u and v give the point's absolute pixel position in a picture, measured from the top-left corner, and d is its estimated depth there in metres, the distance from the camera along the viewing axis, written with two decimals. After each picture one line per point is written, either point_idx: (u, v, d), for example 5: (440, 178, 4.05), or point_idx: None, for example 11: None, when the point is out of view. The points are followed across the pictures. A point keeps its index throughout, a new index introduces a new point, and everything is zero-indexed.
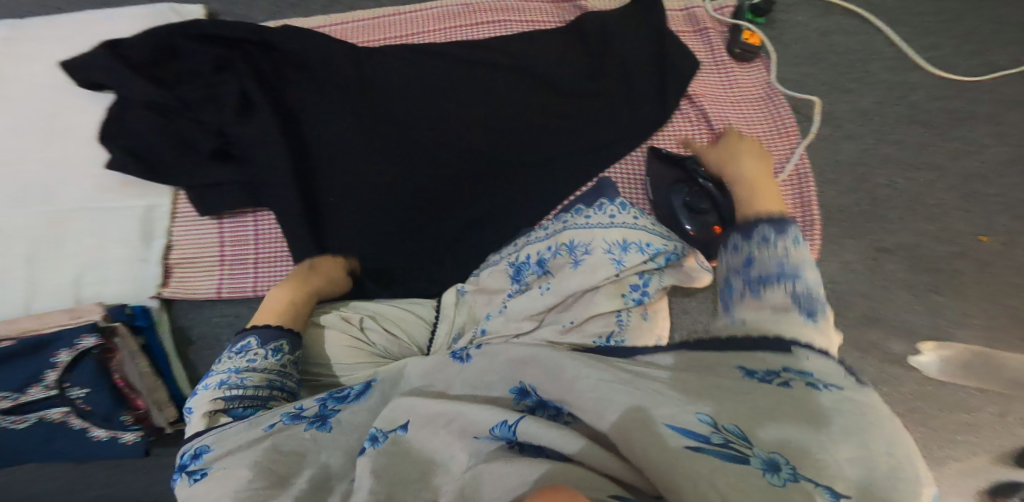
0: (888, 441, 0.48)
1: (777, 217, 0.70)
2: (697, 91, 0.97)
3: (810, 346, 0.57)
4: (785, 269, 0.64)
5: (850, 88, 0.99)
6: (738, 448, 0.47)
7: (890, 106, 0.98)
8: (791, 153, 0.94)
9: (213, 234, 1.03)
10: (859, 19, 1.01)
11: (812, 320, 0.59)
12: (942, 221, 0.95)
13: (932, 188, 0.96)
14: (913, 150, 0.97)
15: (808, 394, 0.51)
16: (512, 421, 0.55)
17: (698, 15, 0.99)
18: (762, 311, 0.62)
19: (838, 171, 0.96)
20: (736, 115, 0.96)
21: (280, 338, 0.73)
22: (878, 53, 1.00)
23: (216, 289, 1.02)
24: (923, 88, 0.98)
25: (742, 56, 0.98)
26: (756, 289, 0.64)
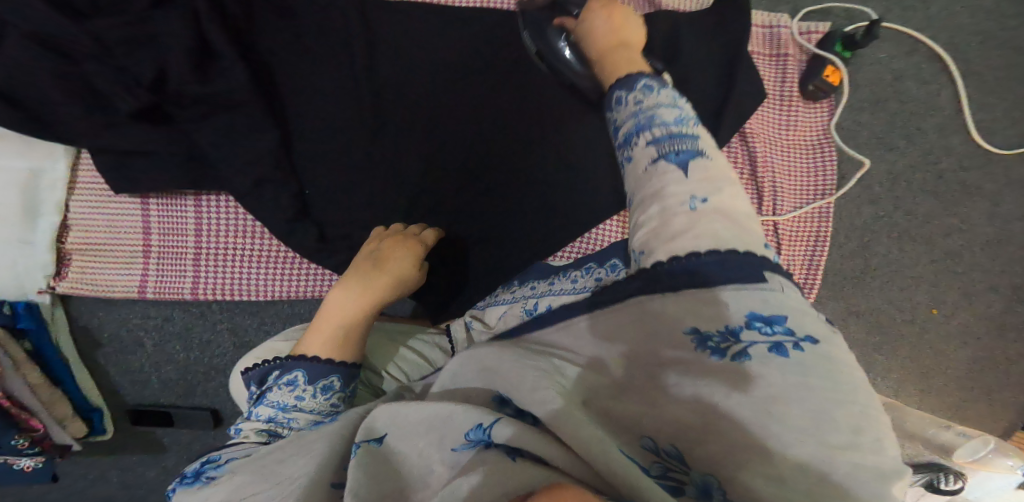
0: (860, 430, 0.43)
1: (632, 76, 0.66)
2: (754, 126, 0.92)
3: (769, 276, 0.50)
4: (648, 114, 0.60)
5: (894, 146, 0.97)
6: (675, 477, 0.44)
7: (919, 171, 0.98)
8: (818, 212, 0.94)
9: (137, 219, 0.82)
10: (939, 64, 0.96)
11: (700, 202, 0.54)
12: (912, 292, 1.00)
13: (917, 260, 0.99)
14: (919, 220, 0.98)
15: (768, 365, 0.46)
16: (488, 425, 0.51)
17: (782, 37, 0.92)
18: (648, 191, 0.56)
19: (849, 234, 0.97)
20: (782, 161, 0.93)
21: (331, 373, 0.72)
22: (939, 109, 0.97)
23: (139, 286, 0.83)
24: (957, 155, 0.98)
25: (813, 94, 0.92)
26: (626, 156, 0.61)
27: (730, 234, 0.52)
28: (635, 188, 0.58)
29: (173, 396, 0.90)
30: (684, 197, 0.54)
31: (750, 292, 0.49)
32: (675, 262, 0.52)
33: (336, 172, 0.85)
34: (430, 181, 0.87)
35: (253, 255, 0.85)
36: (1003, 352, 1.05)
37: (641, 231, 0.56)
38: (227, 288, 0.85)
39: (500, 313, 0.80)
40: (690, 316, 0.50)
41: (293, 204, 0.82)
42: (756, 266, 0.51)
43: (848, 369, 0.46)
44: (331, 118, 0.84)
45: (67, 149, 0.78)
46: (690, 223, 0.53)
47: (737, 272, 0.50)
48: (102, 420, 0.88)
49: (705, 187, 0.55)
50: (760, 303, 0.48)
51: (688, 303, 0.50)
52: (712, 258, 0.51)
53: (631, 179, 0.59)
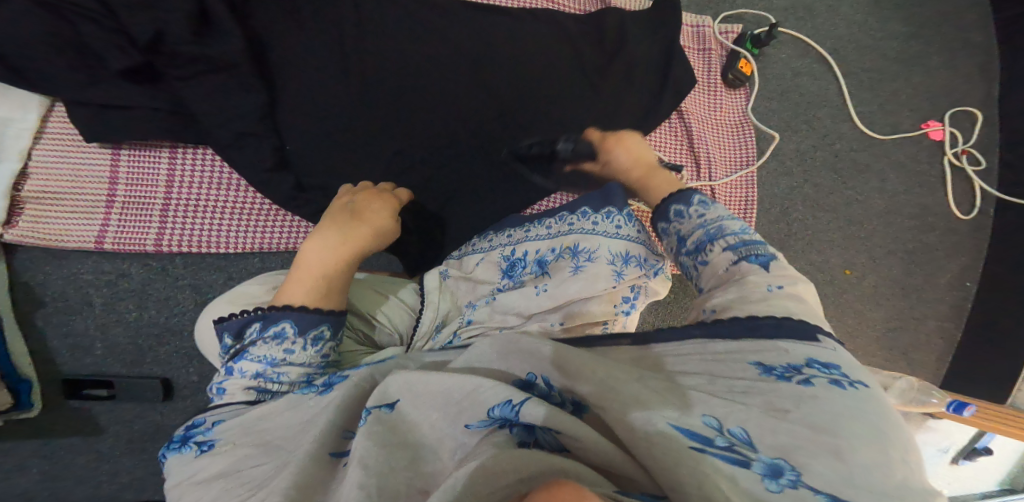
0: (903, 453, 0.50)
1: (684, 191, 0.78)
2: (688, 106, 1.07)
3: (821, 337, 0.59)
4: (715, 225, 0.72)
5: (799, 129, 1.14)
6: (742, 452, 0.49)
7: (821, 150, 1.15)
8: (743, 178, 1.08)
9: (102, 168, 0.82)
10: (825, 65, 1.17)
11: (775, 288, 0.63)
12: (827, 255, 1.14)
13: (828, 226, 1.14)
14: (826, 192, 1.14)
15: (829, 391, 0.53)
16: (518, 404, 0.53)
17: (705, 35, 1.09)
18: (732, 282, 0.66)
19: (771, 203, 1.11)
20: (712, 137, 1.07)
21: (322, 323, 0.74)
22: (828, 101, 1.16)
23: (97, 236, 0.82)
24: (848, 138, 1.17)
25: (732, 83, 1.09)
26: (701, 258, 0.71)
27: (798, 310, 0.61)
28: (712, 281, 0.68)
29: (119, 364, 0.83)
30: (765, 283, 0.63)
31: (812, 347, 0.57)
32: (738, 321, 0.60)
33: (321, 129, 0.90)
34: (407, 143, 0.94)
35: (227, 207, 0.87)
36: (905, 311, 1.19)
37: (719, 297, 0.65)
38: (199, 240, 0.86)
39: (476, 261, 0.89)
40: (754, 357, 0.57)
41: (273, 153, 0.86)
42: (808, 330, 0.59)
43: (891, 409, 0.53)
44: (310, 79, 0.89)
45: (41, 100, 0.78)
46: (773, 305, 0.61)
47: (799, 329, 0.58)
48: (30, 392, 0.79)
49: (779, 278, 0.65)
50: (822, 348, 0.57)
51: (745, 347, 0.58)
52: (782, 323, 0.59)
53: (710, 280, 0.68)
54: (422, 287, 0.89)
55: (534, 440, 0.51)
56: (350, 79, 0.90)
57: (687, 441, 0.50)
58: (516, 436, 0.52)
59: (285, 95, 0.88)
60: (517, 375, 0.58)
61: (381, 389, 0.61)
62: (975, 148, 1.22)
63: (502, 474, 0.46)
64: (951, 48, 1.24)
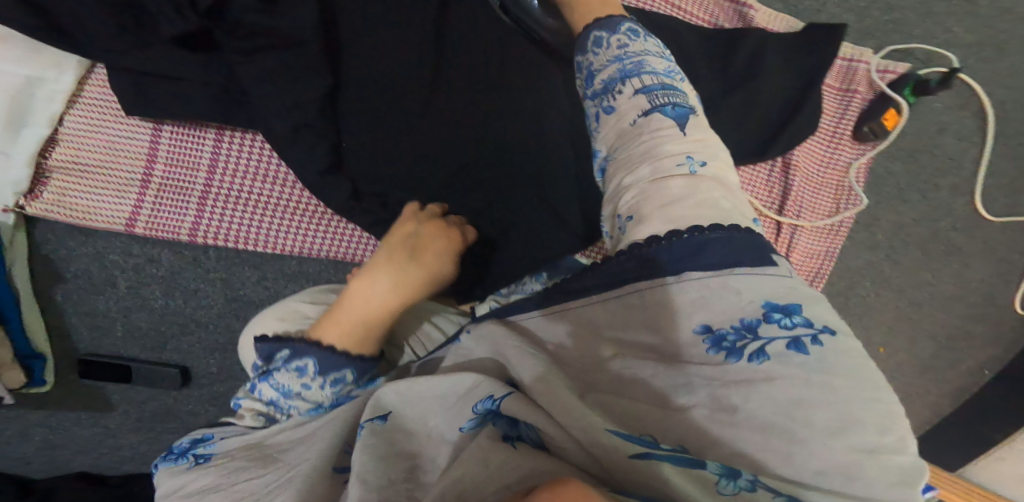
0: (888, 429, 0.41)
1: (613, 18, 0.68)
2: (796, 157, 0.91)
3: (774, 256, 0.50)
4: (637, 61, 0.61)
5: (910, 199, 1.00)
6: (695, 454, 0.43)
7: (922, 225, 1.02)
8: (830, 248, 0.96)
9: (141, 142, 0.74)
10: (981, 125, 0.98)
11: (697, 166, 0.55)
12: (873, 332, 1.08)
13: (889, 305, 1.05)
14: (904, 270, 1.03)
15: (786, 366, 0.44)
16: (499, 397, 0.50)
17: (857, 73, 0.91)
18: (640, 151, 0.56)
19: (842, 274, 1.01)
20: (809, 199, 0.93)
21: (345, 367, 0.67)
22: (959, 169, 1.00)
23: (129, 218, 0.75)
24: (958, 216, 1.03)
25: (862, 138, 0.92)
26: (608, 105, 0.62)
27: (724, 201, 0.53)
28: (621, 142, 0.59)
29: (138, 349, 0.82)
30: (681, 157, 0.55)
31: (767, 275, 0.48)
32: (668, 242, 0.50)
33: (388, 126, 0.77)
34: (477, 154, 0.80)
35: (269, 203, 0.77)
36: (915, 387, 1.19)
37: (628, 196, 0.56)
38: (236, 235, 0.77)
39: (526, 305, 0.74)
40: (694, 293, 0.49)
41: (328, 155, 0.74)
42: (761, 248, 0.50)
43: (869, 365, 0.44)
44: (382, 65, 0.76)
45: (78, 62, 0.70)
46: (688, 190, 0.53)
47: (739, 250, 0.49)
48: (43, 369, 0.80)
49: (705, 156, 0.56)
50: (775, 293, 0.47)
51: (684, 297, 0.49)
52: (719, 234, 0.50)
53: (614, 131, 0.59)
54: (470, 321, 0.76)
55: (518, 435, 0.49)
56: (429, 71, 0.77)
57: (630, 447, 0.43)
58: (500, 430, 0.50)
59: (355, 83, 0.75)
60: (506, 373, 0.54)
61: (374, 400, 0.59)
62: None
63: (488, 483, 0.44)
64: None
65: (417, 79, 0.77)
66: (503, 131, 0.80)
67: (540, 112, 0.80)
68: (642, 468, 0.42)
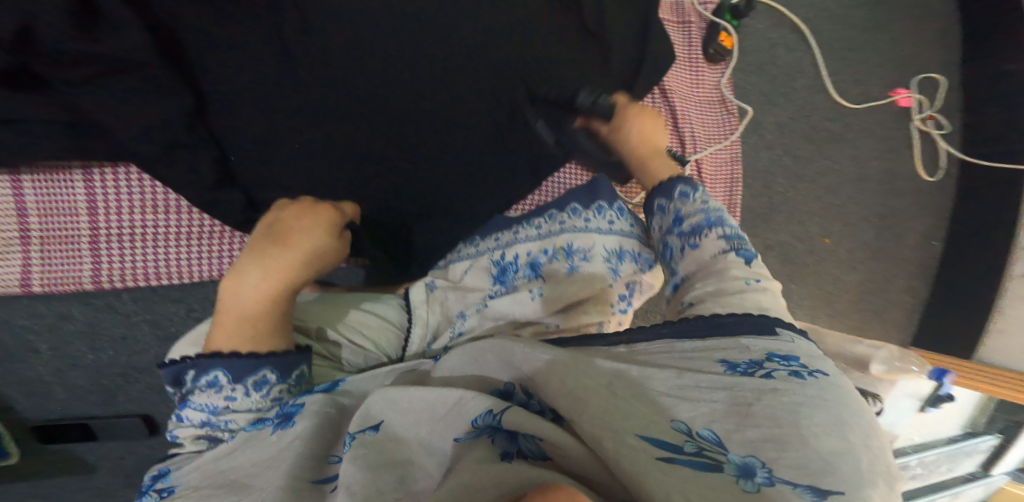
0: (869, 440, 0.43)
1: (679, 178, 0.72)
2: (670, 84, 0.98)
3: (780, 331, 0.52)
4: (715, 215, 0.66)
5: (776, 103, 1.11)
6: (711, 455, 0.41)
7: (798, 122, 1.13)
8: (732, 156, 1.03)
9: (5, 198, 0.67)
10: (798, 35, 1.15)
11: (752, 282, 0.58)
12: (806, 225, 1.15)
13: (807, 198, 1.14)
14: (804, 164, 1.13)
15: (789, 385, 0.45)
16: (499, 411, 0.46)
17: (684, 6, 1.01)
18: (715, 268, 0.60)
19: (753, 178, 1.09)
20: (696, 115, 1.00)
21: (261, 367, 0.62)
22: (803, 72, 1.14)
23: (21, 281, 0.69)
24: (822, 110, 1.14)
25: (713, 57, 1.02)
26: (693, 242, 0.64)
27: (771, 303, 0.56)
28: (698, 270, 0.62)
29: (91, 406, 0.75)
30: (746, 277, 0.58)
31: (777, 340, 0.50)
32: (733, 313, 0.53)
33: (276, 131, 0.77)
34: (376, 143, 0.81)
35: (174, 230, 0.74)
36: (881, 276, 1.21)
37: (699, 288, 0.59)
38: (143, 269, 0.73)
39: (464, 268, 0.81)
40: (740, 343, 0.50)
41: (212, 166, 0.73)
42: (768, 324, 0.52)
43: (854, 395, 0.46)
44: (249, 78, 0.75)
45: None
46: (749, 294, 0.56)
47: (766, 322, 0.52)
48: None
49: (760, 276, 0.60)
50: (777, 346, 0.49)
51: (711, 347, 0.50)
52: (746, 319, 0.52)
53: (693, 263, 0.62)
54: (408, 302, 0.79)
55: (518, 450, 0.44)
56: (301, 78, 0.77)
57: (658, 451, 0.41)
58: (498, 445, 0.45)
59: (219, 97, 0.74)
60: (493, 383, 0.52)
61: (364, 409, 0.54)
62: (939, 113, 1.22)
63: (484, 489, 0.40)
64: (914, 14, 1.25)
65: (288, 86, 0.77)
66: (391, 116, 0.82)
67: (420, 88, 0.83)
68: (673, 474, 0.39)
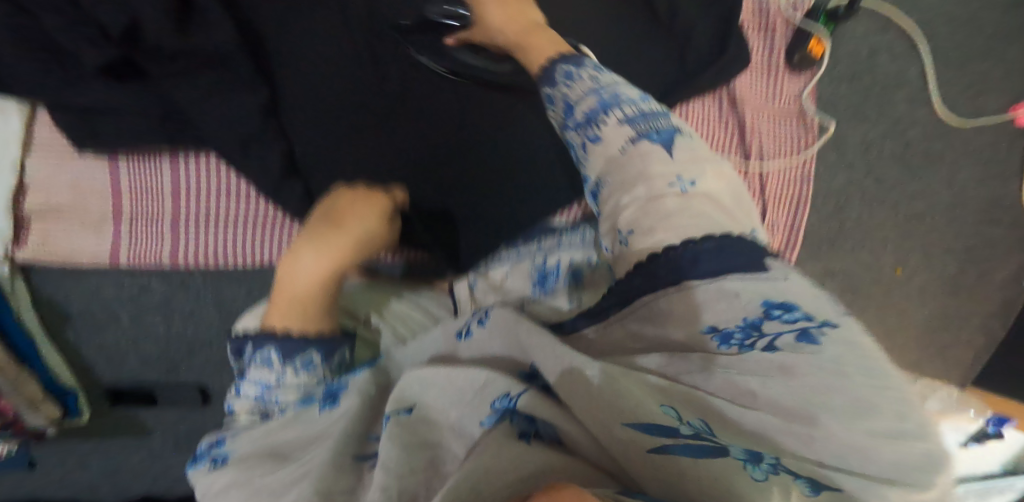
0: (904, 417, 0.37)
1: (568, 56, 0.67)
2: (742, 95, 0.93)
3: (770, 263, 0.44)
4: (610, 94, 0.59)
5: (866, 118, 1.01)
6: (710, 439, 0.37)
7: (889, 140, 1.03)
8: (801, 175, 0.97)
9: (103, 181, 0.74)
10: (908, 41, 1.02)
11: (687, 184, 0.51)
12: (880, 253, 1.07)
13: (886, 224, 1.06)
14: (889, 186, 1.04)
15: (796, 353, 0.40)
16: (517, 394, 0.43)
17: (770, 9, 0.93)
18: (631, 171, 0.52)
19: (826, 198, 1.02)
20: (767, 130, 0.94)
21: (308, 348, 0.64)
22: (908, 84, 1.02)
23: (112, 255, 0.76)
24: (921, 126, 1.04)
25: (797, 66, 0.94)
26: (591, 134, 0.57)
27: (724, 218, 0.49)
28: (610, 170, 0.54)
29: (156, 373, 0.84)
30: (672, 177, 0.51)
31: (768, 278, 0.43)
32: (709, 239, 0.46)
33: (343, 131, 0.80)
34: (433, 143, 0.84)
35: (242, 221, 0.79)
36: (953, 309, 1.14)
37: (624, 210, 0.52)
38: (214, 254, 0.79)
39: (506, 270, 0.78)
40: (711, 288, 0.44)
41: (282, 158, 0.76)
42: (755, 252, 0.45)
43: (877, 360, 0.39)
44: (322, 78, 0.79)
45: (20, 104, 0.68)
46: (683, 205, 0.49)
47: (754, 254, 0.45)
48: (76, 401, 0.80)
49: (688, 168, 0.52)
50: (773, 291, 0.43)
51: (691, 295, 0.45)
52: (720, 244, 0.45)
53: (600, 158, 0.56)
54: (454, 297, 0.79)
55: (535, 433, 0.41)
56: (366, 73, 0.81)
57: (647, 442, 0.37)
58: (517, 427, 0.41)
59: (294, 95, 0.78)
60: (522, 364, 0.48)
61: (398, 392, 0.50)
62: None
63: (502, 472, 0.36)
64: None
65: (355, 85, 0.80)
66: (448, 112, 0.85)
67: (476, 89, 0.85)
68: (676, 459, 0.36)
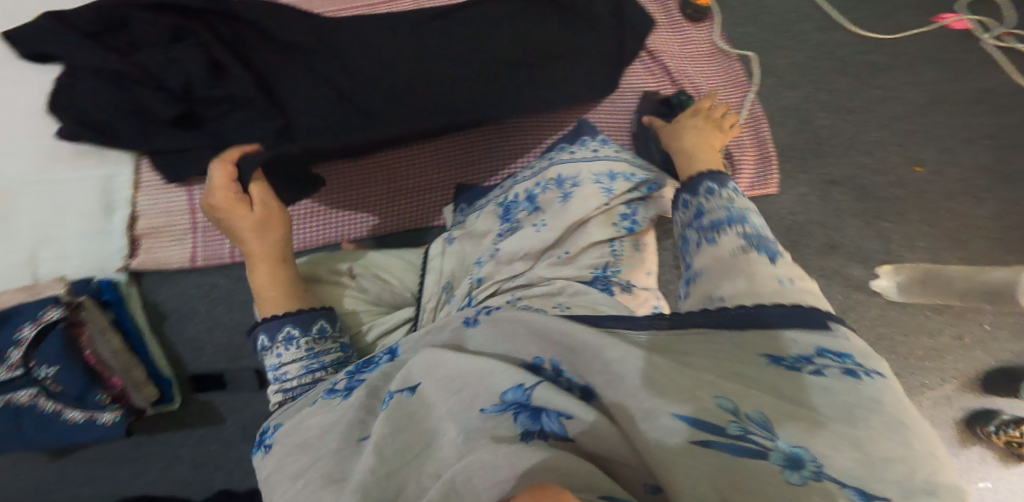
0: (924, 461, 0.40)
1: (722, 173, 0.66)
2: (657, 46, 1.01)
3: (833, 324, 0.48)
4: (742, 213, 0.60)
5: (786, 46, 1.07)
6: (759, 440, 0.40)
7: (821, 60, 1.07)
8: (743, 99, 1.01)
9: (181, 203, 0.96)
10: None
11: (786, 282, 0.52)
12: (878, 155, 1.03)
13: (866, 127, 1.04)
14: (846, 95, 1.05)
15: (841, 385, 0.43)
16: (529, 387, 0.44)
17: None
18: (736, 266, 0.55)
19: (784, 115, 1.03)
20: (693, 67, 1.00)
21: (283, 325, 0.65)
22: (808, 15, 1.09)
23: (191, 258, 0.96)
24: (847, 45, 1.08)
25: (693, 17, 1.03)
26: (709, 236, 0.59)
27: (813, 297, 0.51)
28: (715, 267, 0.56)
29: (225, 359, 0.98)
30: (774, 276, 0.52)
31: (829, 335, 0.47)
32: (778, 305, 0.49)
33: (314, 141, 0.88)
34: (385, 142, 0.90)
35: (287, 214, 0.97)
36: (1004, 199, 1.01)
37: (722, 291, 0.54)
38: None
39: (476, 215, 0.91)
40: (784, 337, 0.47)
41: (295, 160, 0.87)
42: (820, 316, 0.49)
43: (907, 407, 0.44)
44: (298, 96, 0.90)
45: (130, 156, 0.96)
46: (775, 292, 0.51)
47: (818, 315, 0.48)
48: (171, 388, 0.94)
49: (791, 273, 0.54)
50: (829, 336, 0.47)
51: (762, 332, 0.47)
52: (787, 311, 0.48)
53: (710, 259, 0.57)
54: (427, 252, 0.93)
55: (540, 431, 0.42)
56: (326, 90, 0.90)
57: (686, 432, 0.40)
58: (518, 426, 0.42)
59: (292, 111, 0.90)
60: (521, 359, 0.49)
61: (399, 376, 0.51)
62: (1016, 27, 1.07)
63: (498, 468, 0.39)
64: None
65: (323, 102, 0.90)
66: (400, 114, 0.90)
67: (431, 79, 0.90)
68: (709, 464, 0.39)
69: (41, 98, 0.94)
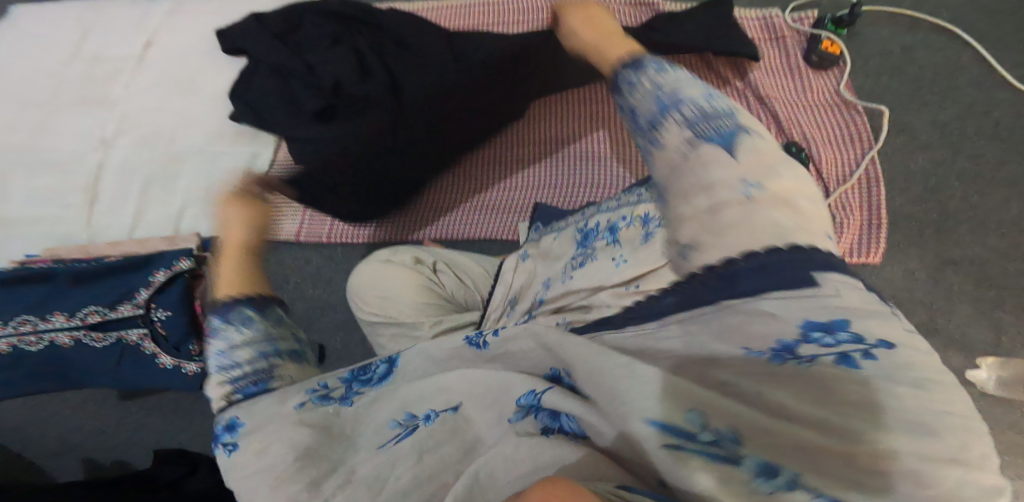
0: (965, 428, 0.36)
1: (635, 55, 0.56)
2: (770, 92, 0.96)
3: (821, 279, 0.43)
4: (671, 93, 0.51)
5: (928, 102, 0.98)
6: (728, 450, 0.38)
7: (969, 120, 0.96)
8: (863, 156, 0.94)
9: (300, 184, 1.07)
10: (948, 35, 1.00)
11: (753, 188, 0.46)
12: (1014, 237, 0.93)
13: (1008, 204, 0.93)
14: (991, 164, 0.95)
15: (841, 378, 0.39)
16: (540, 392, 0.46)
17: (776, 24, 0.99)
18: (687, 182, 0.48)
19: (908, 179, 0.96)
20: (807, 117, 0.96)
21: (242, 303, 0.55)
22: (965, 68, 0.98)
23: (296, 233, 1.05)
24: (1008, 105, 0.96)
25: (820, 65, 0.98)
26: (652, 139, 0.51)
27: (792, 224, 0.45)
28: (670, 177, 0.50)
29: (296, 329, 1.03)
30: (735, 184, 0.46)
31: (816, 295, 0.42)
32: (754, 256, 0.44)
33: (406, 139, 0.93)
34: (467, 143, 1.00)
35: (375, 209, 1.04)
36: None
37: (686, 224, 0.48)
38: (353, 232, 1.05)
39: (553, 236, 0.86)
40: (769, 307, 0.42)
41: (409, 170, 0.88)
42: (803, 266, 0.43)
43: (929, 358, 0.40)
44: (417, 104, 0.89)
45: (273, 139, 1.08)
46: (744, 214, 0.45)
47: (800, 271, 0.43)
48: None
49: (756, 172, 0.47)
50: (814, 312, 0.41)
51: (748, 309, 0.43)
52: (776, 257, 0.43)
53: (665, 165, 0.50)
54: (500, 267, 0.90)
55: (558, 428, 0.45)
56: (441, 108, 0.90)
57: (654, 439, 0.39)
58: (540, 423, 0.46)
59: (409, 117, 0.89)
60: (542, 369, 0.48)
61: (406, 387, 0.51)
62: None
63: (518, 463, 0.44)
64: None
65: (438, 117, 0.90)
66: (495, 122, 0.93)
67: None
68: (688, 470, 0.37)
69: (225, 86, 1.10)
